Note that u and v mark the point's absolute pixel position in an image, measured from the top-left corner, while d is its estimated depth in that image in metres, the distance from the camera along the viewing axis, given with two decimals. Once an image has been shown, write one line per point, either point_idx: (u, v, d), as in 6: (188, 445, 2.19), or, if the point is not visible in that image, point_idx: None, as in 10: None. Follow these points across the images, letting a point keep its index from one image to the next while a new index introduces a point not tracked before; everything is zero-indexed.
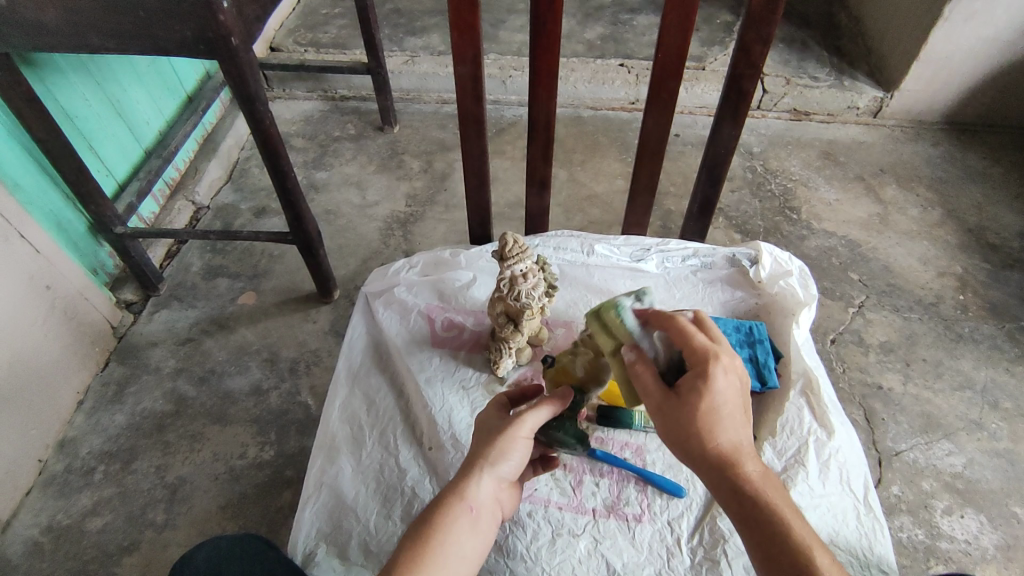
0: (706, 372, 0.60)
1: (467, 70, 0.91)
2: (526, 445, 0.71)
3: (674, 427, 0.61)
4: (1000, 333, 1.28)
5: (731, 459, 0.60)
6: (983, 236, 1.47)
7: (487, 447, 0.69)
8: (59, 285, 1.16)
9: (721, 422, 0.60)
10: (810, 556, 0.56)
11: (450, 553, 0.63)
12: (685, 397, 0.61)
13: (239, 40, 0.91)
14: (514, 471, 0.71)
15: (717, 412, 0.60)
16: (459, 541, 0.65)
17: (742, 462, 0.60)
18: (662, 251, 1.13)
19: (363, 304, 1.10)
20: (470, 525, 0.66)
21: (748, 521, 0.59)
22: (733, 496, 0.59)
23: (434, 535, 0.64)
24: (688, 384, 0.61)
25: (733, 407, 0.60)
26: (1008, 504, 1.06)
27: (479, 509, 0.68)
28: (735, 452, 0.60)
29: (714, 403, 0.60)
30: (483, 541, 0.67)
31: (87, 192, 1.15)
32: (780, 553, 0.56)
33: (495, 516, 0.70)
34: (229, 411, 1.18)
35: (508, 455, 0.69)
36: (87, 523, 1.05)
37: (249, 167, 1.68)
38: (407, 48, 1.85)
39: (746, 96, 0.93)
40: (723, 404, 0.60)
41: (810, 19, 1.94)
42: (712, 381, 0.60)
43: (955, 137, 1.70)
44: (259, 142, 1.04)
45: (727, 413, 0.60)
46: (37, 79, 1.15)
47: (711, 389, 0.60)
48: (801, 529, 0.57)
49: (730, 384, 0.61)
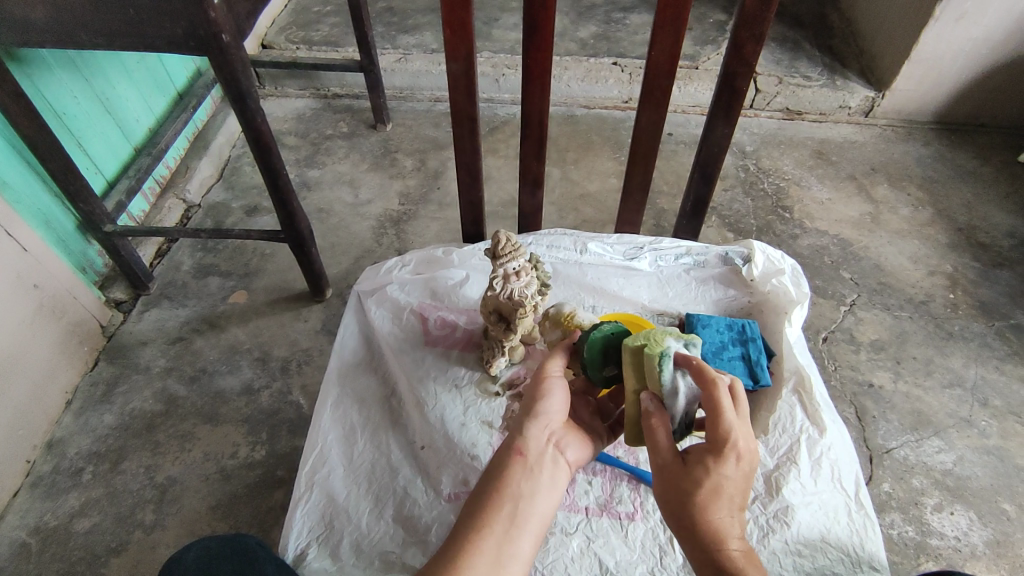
0: (721, 450, 0.58)
1: (460, 67, 0.90)
2: (563, 384, 0.71)
3: (674, 491, 0.59)
4: (989, 332, 1.29)
5: (721, 540, 0.56)
6: (973, 235, 1.48)
7: (524, 401, 0.71)
8: (47, 284, 1.14)
9: (721, 501, 0.57)
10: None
11: (510, 497, 0.61)
12: (693, 465, 0.59)
13: (229, 37, 0.90)
14: (563, 412, 0.70)
15: (720, 492, 0.57)
16: (518, 485, 0.62)
17: (732, 546, 0.56)
18: (655, 250, 1.12)
19: (355, 303, 1.10)
20: (528, 467, 0.64)
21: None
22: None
23: (490, 484, 0.63)
24: (701, 456, 0.59)
25: (739, 490, 0.58)
26: (997, 501, 1.06)
27: (535, 453, 0.66)
28: (729, 536, 0.57)
29: (721, 484, 0.57)
30: (550, 484, 0.64)
31: (75, 190, 1.14)
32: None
33: (561, 463, 0.67)
34: (220, 411, 1.17)
35: (546, 396, 0.70)
36: (75, 524, 1.04)
37: (240, 165, 1.67)
38: (400, 45, 1.84)
39: (739, 94, 0.93)
40: (729, 488, 0.57)
41: (803, 19, 1.95)
42: (723, 460, 0.57)
43: (945, 136, 1.72)
44: (250, 139, 1.03)
45: (732, 498, 0.57)
46: (24, 76, 1.13)
47: (723, 469, 0.57)
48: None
49: (740, 471, 0.58)
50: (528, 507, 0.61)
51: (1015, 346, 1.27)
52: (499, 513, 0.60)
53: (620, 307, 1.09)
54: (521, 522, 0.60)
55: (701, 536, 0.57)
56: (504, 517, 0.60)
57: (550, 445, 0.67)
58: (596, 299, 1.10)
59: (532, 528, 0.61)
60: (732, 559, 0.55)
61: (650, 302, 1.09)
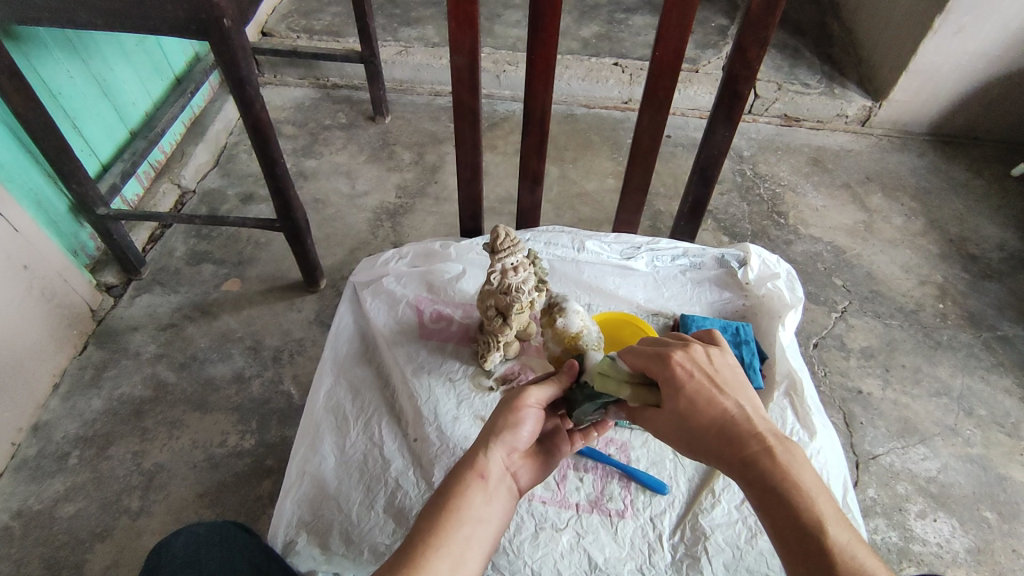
0: (668, 371, 0.63)
1: (464, 60, 0.90)
2: (533, 416, 0.69)
3: (678, 434, 0.63)
4: (977, 342, 1.31)
5: (740, 443, 0.59)
6: (964, 246, 1.50)
7: (494, 420, 0.68)
8: (38, 266, 1.13)
9: (707, 405, 0.61)
10: (825, 534, 0.52)
11: (469, 518, 0.60)
12: (666, 401, 0.63)
13: (231, 22, 0.90)
14: (527, 443, 0.69)
15: (699, 399, 0.62)
16: (477, 507, 0.61)
17: (750, 442, 0.58)
18: (652, 250, 1.13)
19: (351, 293, 1.10)
20: (487, 491, 0.63)
21: (767, 507, 0.56)
22: (746, 481, 0.57)
23: (449, 501, 0.61)
24: (664, 389, 0.64)
25: (714, 388, 0.62)
26: (979, 508, 1.08)
27: (494, 478, 0.65)
28: (740, 433, 0.59)
29: (693, 397, 0.62)
30: (504, 510, 0.64)
31: (69, 171, 1.12)
32: (797, 537, 0.53)
33: (513, 490, 0.67)
34: (210, 399, 1.17)
35: (518, 423, 0.68)
36: (59, 509, 1.03)
37: (236, 153, 1.66)
38: (402, 38, 1.83)
39: (741, 98, 0.93)
40: (705, 392, 0.62)
41: (803, 26, 1.96)
42: (676, 376, 0.63)
43: (939, 148, 1.73)
44: (248, 126, 1.02)
45: (713, 394, 0.62)
46: (21, 54, 1.12)
47: (679, 383, 0.63)
48: (818, 508, 0.54)
49: (699, 373, 0.63)
50: (481, 532, 0.60)
51: (1002, 357, 1.28)
52: (457, 531, 0.59)
53: (614, 306, 1.09)
54: (474, 547, 0.59)
55: (724, 452, 0.59)
56: (461, 536, 0.59)
57: (507, 473, 0.66)
58: (591, 298, 1.10)
59: (482, 550, 0.60)
60: (755, 456, 0.57)
61: (645, 302, 1.10)
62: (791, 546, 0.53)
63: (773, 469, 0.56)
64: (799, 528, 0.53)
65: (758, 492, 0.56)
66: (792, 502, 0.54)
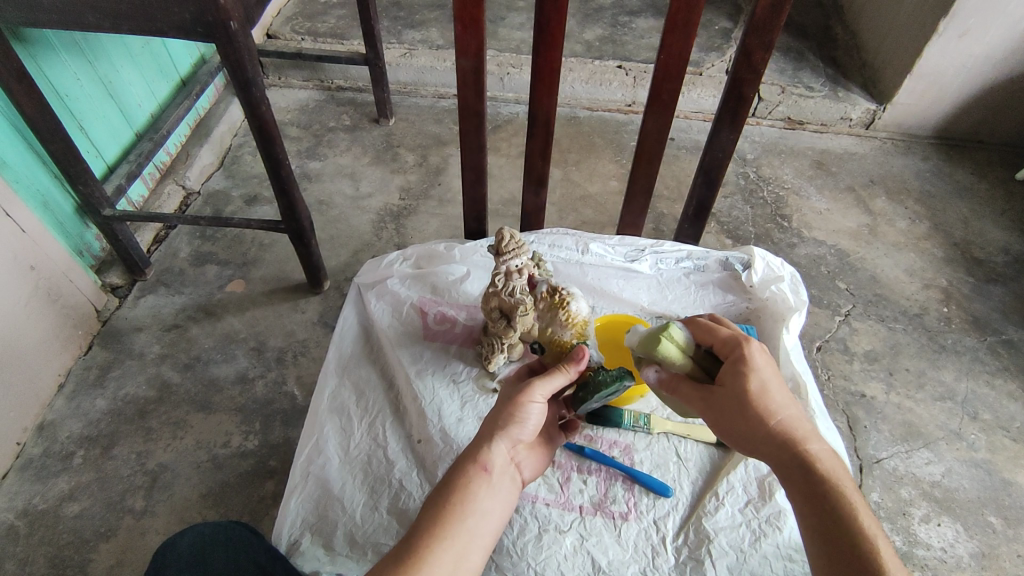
0: (747, 355, 0.65)
1: (470, 63, 0.91)
2: (539, 409, 0.68)
3: (732, 416, 0.64)
4: (982, 346, 1.30)
5: (798, 441, 0.62)
6: (968, 250, 1.50)
7: (498, 413, 0.68)
8: (44, 266, 1.13)
9: (773, 399, 0.63)
10: (870, 538, 0.55)
11: (473, 511, 0.61)
12: (733, 381, 0.65)
13: (238, 24, 0.90)
14: (531, 434, 0.69)
15: (768, 391, 0.64)
16: (481, 501, 0.62)
17: (809, 443, 0.62)
18: (656, 253, 1.14)
19: (356, 295, 1.11)
20: (492, 484, 0.64)
21: (814, 506, 0.58)
22: (799, 478, 0.60)
23: (452, 495, 0.61)
24: (733, 369, 0.65)
25: (783, 386, 0.65)
26: (983, 513, 1.08)
27: (498, 471, 0.65)
28: (800, 434, 0.62)
29: (764, 384, 0.64)
30: (507, 502, 0.65)
31: (76, 173, 1.13)
32: (840, 533, 0.56)
33: (516, 481, 0.67)
34: (214, 399, 1.17)
35: (523, 417, 0.67)
36: (63, 508, 1.03)
37: (241, 154, 1.66)
38: (406, 40, 1.84)
39: (746, 101, 0.93)
40: (777, 386, 0.64)
41: (807, 30, 1.96)
42: (753, 363, 0.65)
43: (944, 151, 1.73)
44: (254, 128, 1.03)
45: (781, 391, 0.64)
46: (28, 56, 1.12)
47: (755, 368, 0.64)
48: (866, 515, 0.57)
49: (771, 369, 0.66)
50: (484, 525, 0.61)
51: (1006, 361, 1.28)
52: (461, 525, 0.60)
53: (618, 308, 1.09)
54: (477, 541, 0.60)
55: (779, 444, 0.62)
56: (464, 531, 0.59)
57: (511, 465, 0.67)
58: (595, 300, 1.10)
59: (484, 543, 0.61)
60: (812, 455, 0.61)
61: (648, 304, 1.10)
62: (829, 542, 0.56)
63: (826, 471, 0.60)
64: (845, 528, 0.56)
65: (807, 487, 0.59)
66: (841, 503, 0.58)
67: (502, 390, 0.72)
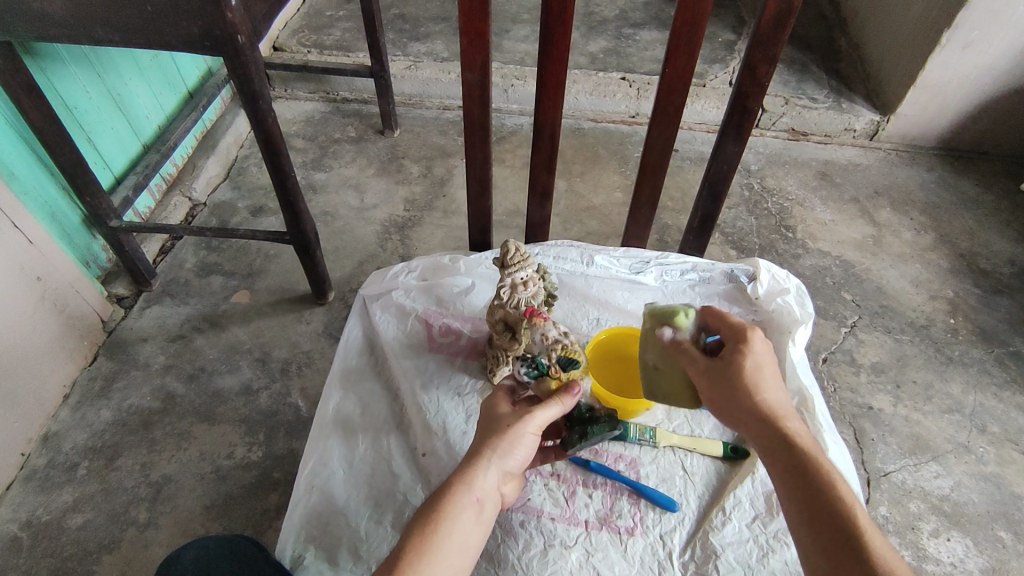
0: (749, 338, 0.70)
1: (476, 77, 0.91)
2: (530, 443, 0.70)
3: (724, 385, 0.69)
4: (989, 358, 1.29)
5: (785, 420, 0.66)
6: (974, 261, 1.49)
7: (493, 438, 0.68)
8: (50, 277, 1.14)
9: (765, 380, 0.68)
10: (850, 505, 0.59)
11: (456, 543, 0.60)
12: (731, 357, 0.70)
13: (245, 39, 0.91)
14: (517, 467, 0.70)
15: (762, 371, 0.68)
16: (465, 533, 0.62)
17: (790, 421, 0.66)
18: (661, 265, 1.13)
19: (360, 307, 1.10)
20: (477, 515, 0.63)
21: (799, 475, 0.62)
22: (784, 449, 0.64)
23: (440, 523, 0.61)
24: (733, 350, 0.70)
25: (776, 374, 0.70)
26: (993, 528, 1.06)
27: (484, 501, 0.65)
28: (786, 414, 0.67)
29: (761, 365, 0.68)
30: (486, 531, 0.65)
31: (84, 184, 1.14)
32: (823, 499, 0.60)
33: (495, 509, 0.68)
34: (218, 411, 1.17)
35: (515, 446, 0.68)
36: (67, 520, 1.03)
37: (247, 166, 1.67)
38: (411, 53, 1.85)
39: (750, 114, 0.94)
40: (770, 369, 0.69)
41: (810, 41, 1.97)
42: (755, 346, 0.70)
43: (948, 162, 1.73)
44: (260, 140, 1.03)
45: (773, 376, 0.69)
46: (38, 69, 1.14)
47: (752, 352, 0.69)
48: (844, 488, 0.61)
49: (768, 358, 0.70)
50: (464, 557, 0.61)
51: (1014, 373, 1.27)
52: (443, 558, 0.59)
53: (623, 320, 1.09)
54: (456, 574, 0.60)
55: (768, 417, 0.66)
56: (448, 561, 0.59)
57: (496, 495, 0.67)
58: (600, 312, 1.10)
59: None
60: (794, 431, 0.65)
61: None
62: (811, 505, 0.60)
63: (807, 445, 0.64)
64: (829, 494, 0.60)
65: (791, 457, 0.63)
66: (822, 476, 0.61)
67: (491, 415, 0.71)
